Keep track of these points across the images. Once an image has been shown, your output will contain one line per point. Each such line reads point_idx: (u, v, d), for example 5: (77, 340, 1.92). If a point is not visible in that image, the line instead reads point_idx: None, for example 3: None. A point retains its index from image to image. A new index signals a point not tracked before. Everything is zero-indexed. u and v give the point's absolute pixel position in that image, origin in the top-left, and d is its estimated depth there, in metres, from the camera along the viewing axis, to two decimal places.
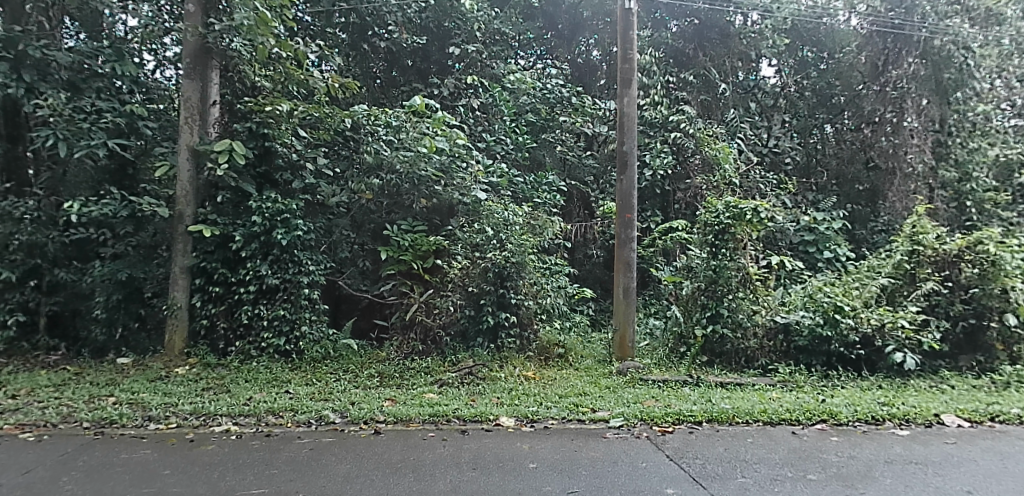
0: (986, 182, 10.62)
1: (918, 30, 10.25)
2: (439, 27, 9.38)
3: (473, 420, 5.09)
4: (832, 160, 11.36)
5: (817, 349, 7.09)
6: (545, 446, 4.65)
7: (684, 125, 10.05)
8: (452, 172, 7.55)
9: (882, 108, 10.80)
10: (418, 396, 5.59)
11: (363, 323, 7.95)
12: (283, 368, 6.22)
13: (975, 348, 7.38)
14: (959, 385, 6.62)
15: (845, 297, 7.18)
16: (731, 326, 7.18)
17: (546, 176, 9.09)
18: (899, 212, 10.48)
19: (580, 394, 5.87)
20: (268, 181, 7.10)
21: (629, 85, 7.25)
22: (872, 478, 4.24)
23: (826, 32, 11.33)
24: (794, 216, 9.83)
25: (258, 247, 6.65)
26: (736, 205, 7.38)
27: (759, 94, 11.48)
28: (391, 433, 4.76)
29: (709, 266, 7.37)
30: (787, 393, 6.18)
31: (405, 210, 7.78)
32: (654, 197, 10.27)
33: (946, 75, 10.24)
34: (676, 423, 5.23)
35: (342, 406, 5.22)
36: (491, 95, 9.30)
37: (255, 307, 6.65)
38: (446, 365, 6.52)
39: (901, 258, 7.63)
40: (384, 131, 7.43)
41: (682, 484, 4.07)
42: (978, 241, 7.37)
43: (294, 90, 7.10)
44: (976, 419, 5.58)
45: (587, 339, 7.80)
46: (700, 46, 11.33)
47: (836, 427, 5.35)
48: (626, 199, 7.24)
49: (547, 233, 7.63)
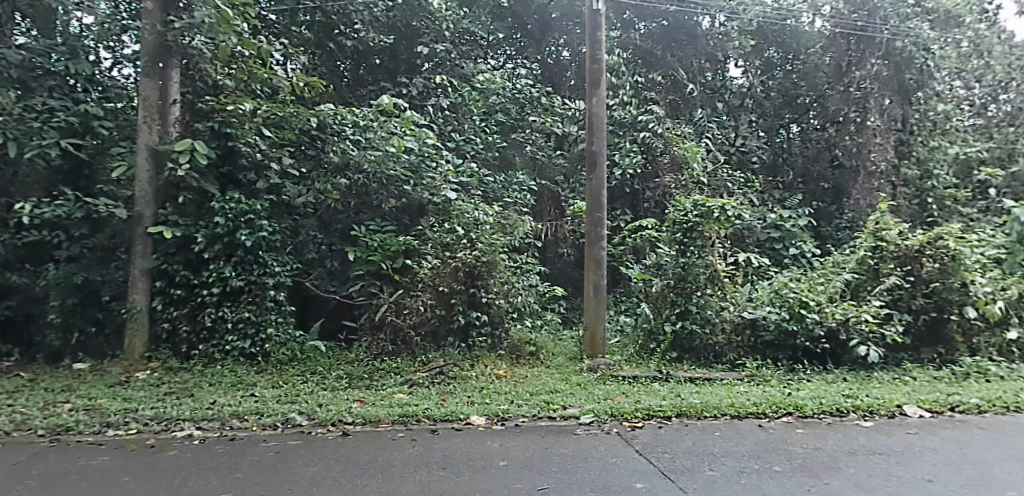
0: (948, 179, 10.87)
1: (881, 31, 10.52)
2: (406, 26, 9.24)
3: (443, 419, 5.08)
4: (798, 160, 11.67)
5: (784, 343, 7.22)
6: (515, 444, 4.65)
7: (653, 124, 10.11)
8: (421, 172, 7.59)
9: (846, 108, 11.09)
10: (387, 396, 5.55)
11: (331, 323, 7.83)
12: (248, 371, 6.14)
13: (936, 341, 7.60)
14: (921, 376, 6.81)
15: (811, 293, 7.34)
16: (699, 322, 7.30)
17: (517, 176, 9.09)
18: (864, 209, 10.69)
19: (551, 391, 5.89)
20: (232, 181, 6.95)
21: (599, 85, 7.28)
22: (837, 468, 4.32)
23: (791, 32, 11.39)
24: (761, 213, 10.01)
25: (221, 248, 6.53)
26: (703, 202, 7.47)
27: (725, 95, 11.61)
28: (359, 434, 4.73)
29: (678, 263, 7.45)
30: (754, 387, 6.28)
31: (373, 210, 7.73)
32: (623, 195, 10.33)
33: (908, 76, 10.62)
34: (646, 419, 5.29)
35: (309, 408, 5.17)
36: (460, 94, 9.18)
37: (218, 310, 6.51)
38: (416, 365, 6.47)
39: (865, 254, 7.77)
40: (351, 130, 7.40)
41: (651, 478, 4.10)
42: (938, 236, 7.53)
43: (258, 89, 7.00)
44: (937, 409, 5.73)
45: (558, 337, 7.86)
46: (667, 46, 11.43)
47: (802, 419, 5.44)
48: (596, 198, 7.28)
49: (518, 232, 7.70)
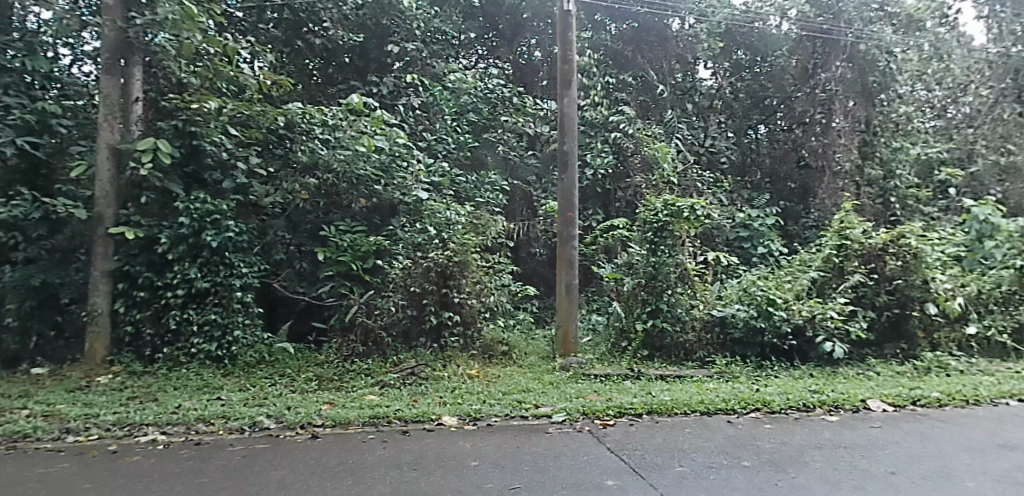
0: (910, 179, 11.17)
1: (845, 35, 10.80)
2: (377, 24, 9.20)
3: (415, 420, 5.05)
4: (766, 160, 11.89)
5: (752, 340, 7.32)
6: (487, 443, 4.65)
7: (624, 125, 10.23)
8: (392, 172, 7.56)
9: (811, 109, 11.30)
10: (358, 398, 5.50)
11: (300, 326, 7.72)
12: (214, 375, 6.02)
13: (898, 336, 7.79)
14: (884, 371, 6.98)
15: (778, 290, 7.48)
16: (670, 320, 7.40)
17: (489, 175, 9.10)
18: (829, 208, 10.94)
19: (524, 391, 5.89)
20: (196, 181, 6.82)
21: (570, 85, 7.32)
22: (803, 462, 4.40)
23: (759, 35, 11.63)
24: (730, 213, 10.18)
25: (186, 250, 6.39)
26: (673, 202, 7.56)
27: (696, 95, 11.72)
28: (329, 436, 4.68)
29: (649, 263, 7.54)
30: (723, 384, 6.37)
31: (343, 210, 7.66)
32: (595, 195, 10.41)
33: (870, 79, 10.87)
34: (618, 417, 5.32)
35: (277, 411, 5.10)
36: (430, 94, 9.14)
37: (184, 312, 6.39)
38: (388, 366, 6.43)
39: (830, 252, 7.93)
40: (320, 130, 7.29)
41: (622, 475, 4.13)
42: (901, 235, 7.71)
43: (224, 87, 6.91)
44: (900, 403, 5.88)
45: (531, 336, 7.89)
46: (637, 47, 11.50)
47: (769, 415, 5.53)
48: (567, 198, 7.30)
49: (490, 231, 7.70)
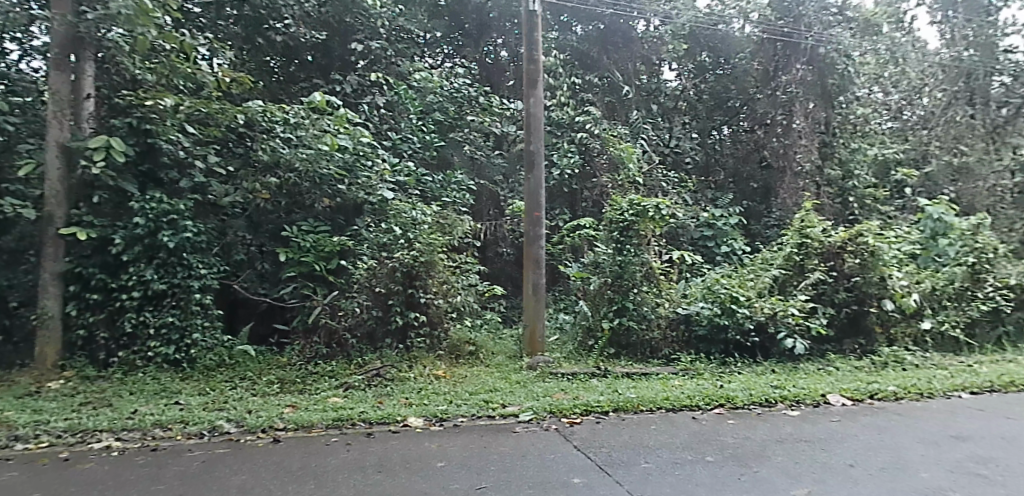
0: (868, 179, 11.49)
1: (805, 38, 10.99)
2: (340, 22, 9.11)
3: (380, 422, 5.00)
4: (729, 160, 12.12)
5: (716, 337, 7.45)
6: (453, 444, 4.63)
7: (590, 125, 10.29)
8: (356, 171, 7.50)
9: (773, 111, 11.52)
10: (321, 401, 5.42)
11: (262, 327, 7.53)
12: (172, 378, 5.88)
13: (856, 332, 7.99)
14: (843, 366, 7.17)
15: (740, 288, 7.61)
16: (636, 319, 7.46)
17: (455, 175, 9.07)
18: (790, 208, 11.20)
19: (491, 390, 5.88)
20: (151, 179, 6.58)
21: (536, 85, 7.33)
22: (765, 457, 4.48)
23: (721, 37, 11.97)
24: (694, 212, 10.33)
25: (141, 251, 6.24)
26: (639, 201, 7.62)
27: (660, 97, 11.93)
28: (291, 440, 4.60)
29: (615, 262, 7.59)
30: (688, 380, 6.46)
31: (306, 210, 7.55)
32: (561, 195, 10.36)
33: (830, 81, 11.11)
34: (584, 414, 5.35)
35: (238, 415, 5.00)
36: (395, 92, 9.04)
37: (140, 314, 6.24)
38: (352, 368, 6.35)
39: (791, 250, 8.08)
40: (282, 128, 7.19)
41: (588, 473, 4.14)
42: (859, 233, 7.88)
43: (181, 84, 6.75)
44: (858, 398, 6.03)
45: (498, 336, 7.90)
46: (604, 48, 11.55)
47: (732, 410, 5.62)
48: (534, 198, 7.31)
49: (457, 231, 7.69)
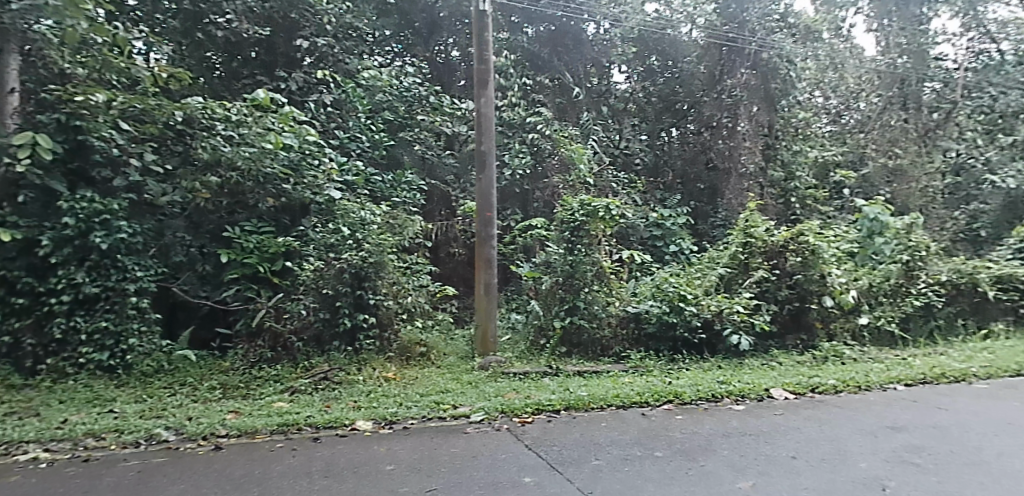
0: (808, 180, 11.99)
1: (749, 43, 11.32)
2: (284, 18, 8.86)
3: (327, 426, 4.90)
4: (677, 161, 12.39)
5: (665, 335, 7.61)
6: (402, 447, 4.57)
7: (541, 126, 10.34)
8: (302, 170, 7.33)
9: (718, 113, 11.79)
10: (266, 406, 5.28)
11: (203, 331, 7.22)
12: (106, 386, 5.64)
13: (799, 328, 8.24)
14: (786, 361, 7.41)
15: (688, 287, 7.76)
16: (587, 318, 7.54)
17: (405, 175, 8.99)
18: (735, 208, 11.55)
19: (442, 392, 5.84)
20: (82, 178, 6.30)
21: (487, 85, 7.31)
22: (711, 451, 4.58)
23: (670, 41, 12.22)
24: (644, 212, 10.53)
25: (71, 252, 5.98)
26: (589, 202, 7.70)
27: (611, 98, 12.24)
28: (234, 447, 4.47)
29: (567, 261, 7.65)
30: (638, 377, 6.57)
31: (249, 210, 7.33)
32: (513, 196, 10.33)
33: (773, 86, 11.46)
34: (536, 414, 5.36)
35: (177, 423, 4.82)
36: (342, 90, 8.94)
37: (70, 319, 5.96)
38: (298, 372, 6.21)
39: (736, 249, 8.32)
40: (223, 126, 6.95)
41: (539, 472, 4.16)
42: (800, 232, 8.17)
43: (114, 79, 6.49)
44: (799, 391, 6.24)
45: (450, 337, 7.85)
46: (555, 49, 11.59)
47: (680, 406, 5.73)
48: (486, 198, 7.30)
49: (407, 231, 7.63)
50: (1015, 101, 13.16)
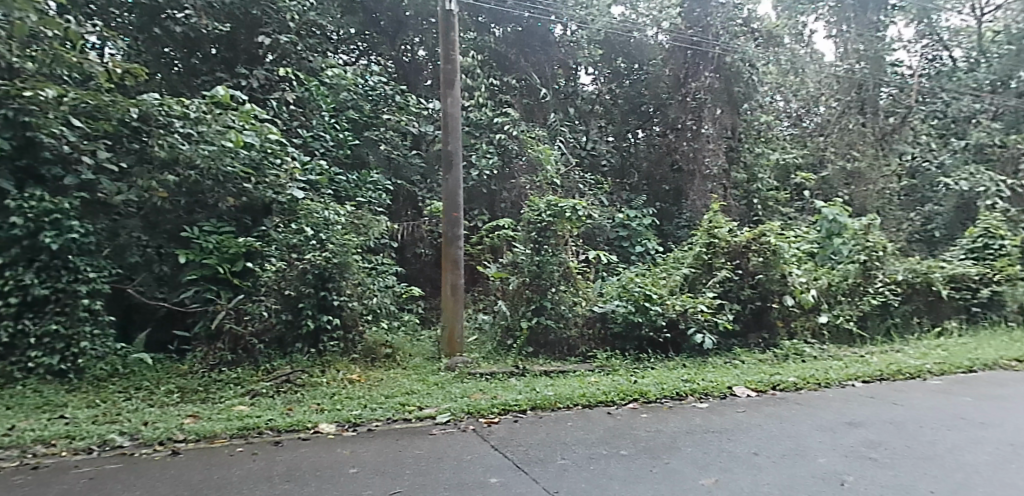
0: (770, 182, 12.28)
1: (713, 47, 11.51)
2: (246, 14, 8.71)
3: (288, 429, 4.81)
4: (643, 163, 12.54)
5: (630, 334, 7.68)
6: (366, 449, 4.52)
7: (507, 127, 10.34)
8: (263, 169, 7.20)
9: (684, 116, 11.94)
10: (225, 410, 5.17)
11: (160, 334, 7.10)
12: (57, 391, 5.45)
13: (761, 326, 8.40)
14: (748, 359, 7.55)
15: (653, 287, 7.84)
16: (554, 317, 7.59)
17: (370, 175, 8.90)
18: (699, 209, 11.63)
19: (407, 393, 5.79)
20: (32, 176, 6.10)
21: (453, 85, 7.27)
22: (676, 448, 4.63)
23: (635, 44, 12.43)
24: (610, 213, 10.63)
25: (20, 253, 5.79)
26: (556, 203, 7.71)
27: (578, 100, 12.29)
28: (191, 452, 4.35)
29: (533, 262, 7.65)
30: (604, 376, 6.62)
31: (208, 210, 7.20)
32: (481, 197, 10.30)
33: (736, 89, 11.71)
34: (502, 414, 5.36)
35: (132, 428, 4.68)
36: (306, 88, 8.75)
37: (18, 323, 5.73)
38: (260, 375, 6.10)
39: (700, 250, 8.42)
40: (180, 123, 6.77)
41: (505, 472, 4.15)
42: (761, 233, 8.33)
43: (65, 74, 6.27)
44: (761, 389, 6.36)
45: (416, 338, 7.80)
46: (521, 50, 11.61)
47: (645, 405, 5.79)
48: (452, 198, 7.27)
49: (372, 233, 7.57)
50: (967, 106, 14.18)
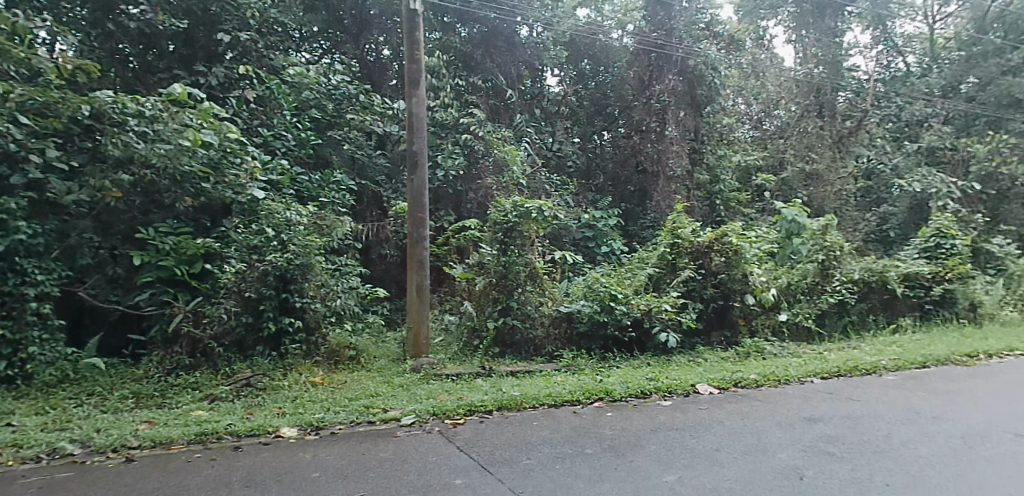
0: (731, 183, 12.56)
1: (677, 50, 11.73)
2: (204, 11, 8.54)
3: (248, 434, 4.72)
4: (609, 164, 12.69)
5: (596, 334, 7.75)
6: (329, 453, 4.46)
7: (473, 127, 10.25)
8: (222, 168, 7.06)
9: (648, 118, 12.11)
10: (183, 415, 5.04)
11: (113, 338, 6.90)
12: (4, 398, 5.26)
13: (722, 325, 8.56)
14: (711, 357, 7.68)
15: (619, 287, 7.90)
16: (520, 317, 7.61)
17: (334, 175, 8.81)
18: (664, 210, 11.77)
19: (372, 395, 5.73)
20: None
21: (418, 85, 7.21)
22: (640, 446, 4.68)
23: (601, 46, 12.47)
24: (576, 214, 10.72)
25: None
26: (522, 203, 7.70)
27: (544, 101, 12.31)
28: (146, 459, 4.24)
29: (499, 262, 7.66)
30: (570, 376, 6.66)
31: (165, 210, 7.04)
32: (446, 197, 10.30)
33: (700, 92, 11.96)
34: (467, 414, 5.35)
35: (84, 435, 4.53)
36: (267, 87, 8.57)
37: None
38: (219, 379, 5.98)
39: (664, 250, 8.54)
40: (135, 122, 6.55)
41: (471, 473, 4.14)
42: (724, 233, 8.47)
43: (12, 70, 6.03)
44: (723, 386, 6.47)
45: (381, 339, 7.75)
46: (487, 51, 11.51)
47: (611, 403, 5.85)
48: (418, 198, 7.22)
49: (335, 233, 7.49)
50: (919, 111, 14.73)
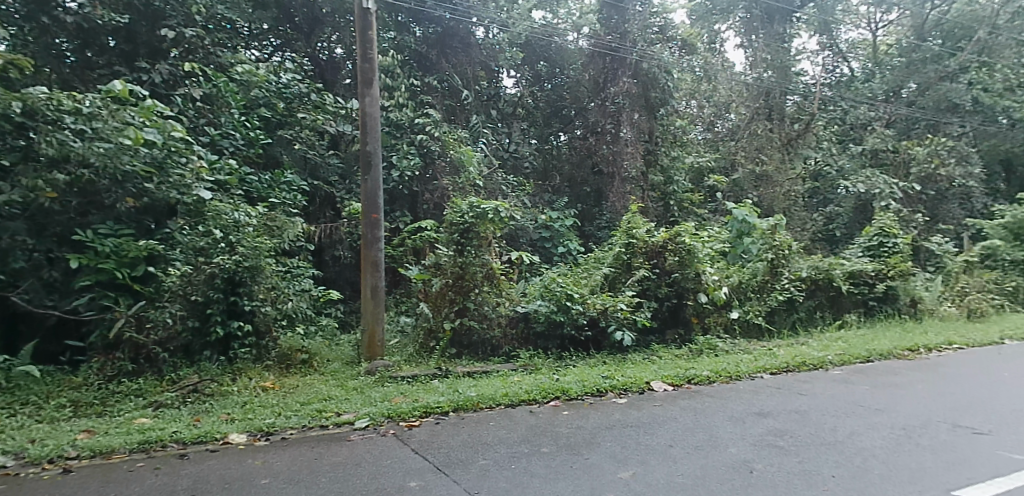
0: (685, 184, 12.81)
1: (630, 53, 11.92)
2: (147, 6, 8.37)
3: (195, 441, 4.58)
4: (565, 165, 12.80)
5: (552, 333, 7.80)
6: (280, 458, 4.37)
7: (429, 128, 10.17)
8: (167, 168, 6.88)
9: (603, 120, 12.26)
10: (125, 423, 4.86)
11: (50, 345, 6.57)
12: None
13: (676, 323, 8.70)
14: (665, 355, 7.81)
15: (575, 287, 7.96)
16: (477, 318, 7.61)
17: (284, 175, 8.65)
18: (619, 210, 11.94)
19: (325, 399, 5.64)
20: None
21: (372, 85, 7.11)
22: (595, 444, 4.73)
23: (555, 48, 12.57)
24: (533, 215, 10.76)
25: None
26: (478, 204, 7.69)
27: (500, 102, 12.33)
28: (85, 469, 4.07)
29: (455, 263, 7.63)
30: (526, 376, 6.69)
31: (104, 210, 6.69)
32: (402, 198, 10.25)
33: (653, 94, 12.21)
34: (423, 417, 5.31)
35: (16, 446, 4.33)
36: (213, 85, 8.38)
37: None
38: (164, 385, 5.79)
39: (620, 250, 8.67)
40: (72, 119, 6.31)
41: (425, 475, 4.11)
42: (677, 233, 8.66)
43: None
44: (677, 383, 6.59)
45: (335, 342, 7.63)
46: (442, 52, 11.51)
47: (567, 402, 5.89)
48: (372, 199, 7.12)
49: (286, 233, 7.44)
50: (864, 114, 15.28)
